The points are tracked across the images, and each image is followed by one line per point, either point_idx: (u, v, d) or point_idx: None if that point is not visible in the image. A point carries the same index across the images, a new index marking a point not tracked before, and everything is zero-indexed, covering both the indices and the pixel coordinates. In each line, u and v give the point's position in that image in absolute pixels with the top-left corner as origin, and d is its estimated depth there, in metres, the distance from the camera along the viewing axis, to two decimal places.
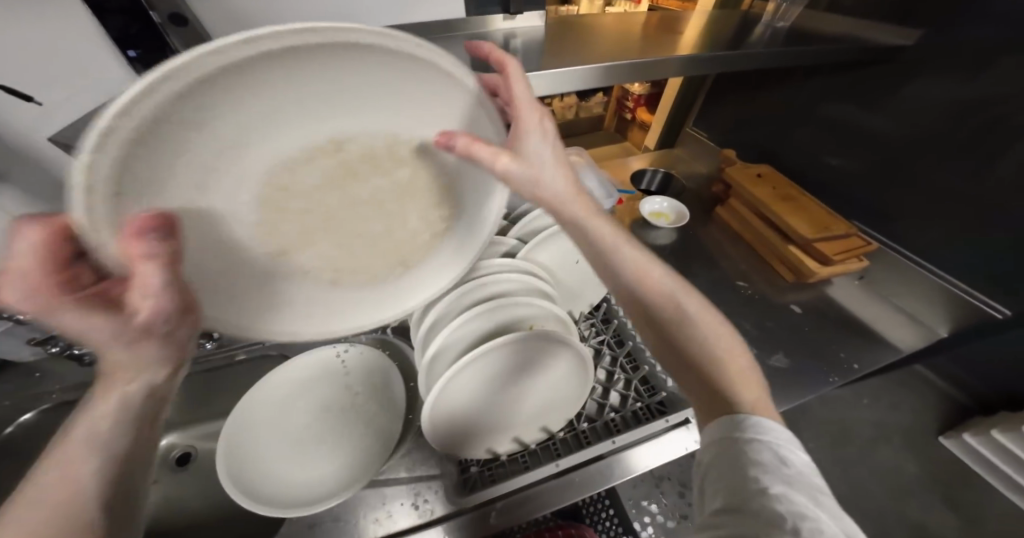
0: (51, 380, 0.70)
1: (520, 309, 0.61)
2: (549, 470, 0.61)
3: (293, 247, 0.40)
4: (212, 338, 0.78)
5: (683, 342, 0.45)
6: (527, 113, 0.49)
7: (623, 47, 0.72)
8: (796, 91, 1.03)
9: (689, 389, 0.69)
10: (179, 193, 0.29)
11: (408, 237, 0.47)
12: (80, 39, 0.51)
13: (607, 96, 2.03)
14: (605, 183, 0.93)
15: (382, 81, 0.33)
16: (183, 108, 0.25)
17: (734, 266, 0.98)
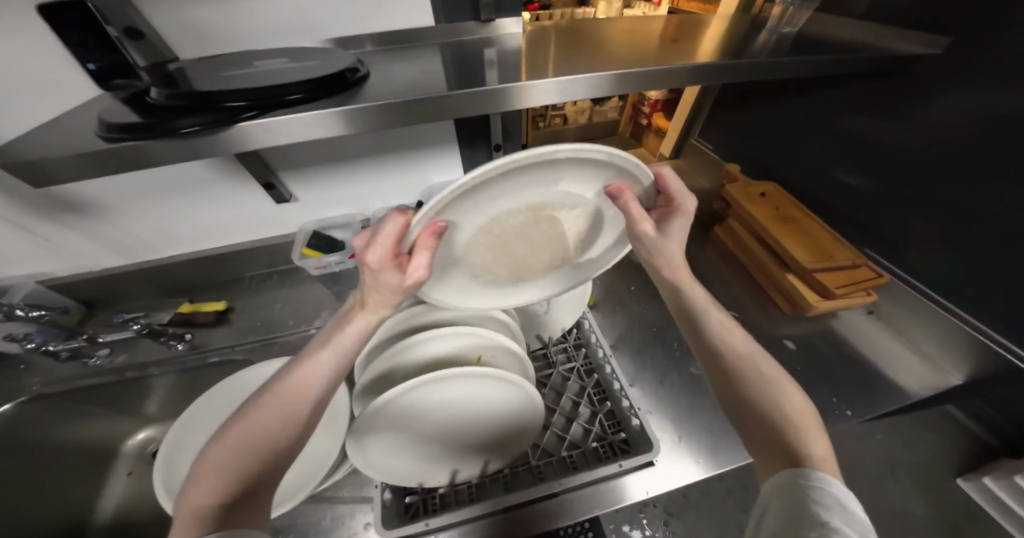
0: (34, 373, 0.74)
1: (466, 339, 0.58)
2: (487, 509, 0.59)
3: (482, 253, 0.56)
4: (185, 339, 0.81)
5: (755, 399, 0.44)
6: (681, 200, 0.55)
7: (608, 55, 0.66)
8: (808, 103, 0.94)
9: (652, 434, 0.64)
10: (459, 211, 0.47)
11: (536, 261, 0.62)
12: (35, 51, 0.51)
13: (623, 102, 1.98)
14: None
15: (583, 171, 0.49)
16: (494, 173, 0.43)
17: (726, 292, 0.91)
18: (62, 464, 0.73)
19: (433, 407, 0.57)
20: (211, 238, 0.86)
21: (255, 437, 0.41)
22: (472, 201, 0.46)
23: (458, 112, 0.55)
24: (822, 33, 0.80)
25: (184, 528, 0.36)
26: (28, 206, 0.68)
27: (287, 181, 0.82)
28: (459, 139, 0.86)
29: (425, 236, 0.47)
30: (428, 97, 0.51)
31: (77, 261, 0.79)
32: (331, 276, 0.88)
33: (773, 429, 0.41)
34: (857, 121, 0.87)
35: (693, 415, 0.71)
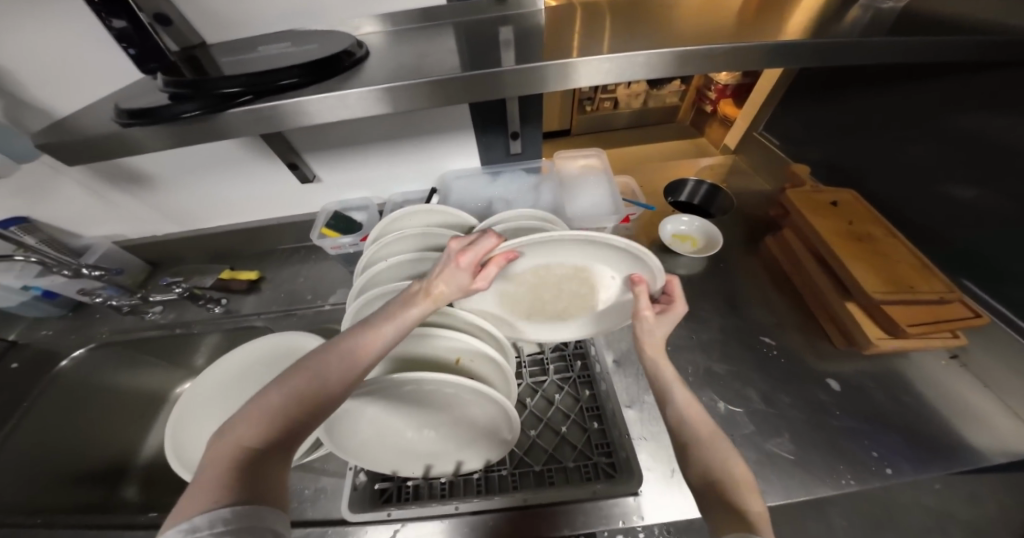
0: (104, 323, 0.88)
1: (444, 339, 0.56)
2: (448, 510, 0.57)
3: (508, 283, 0.62)
4: (221, 303, 0.90)
5: (699, 459, 0.40)
6: (677, 304, 0.54)
7: (646, 33, 0.56)
8: (908, 91, 0.75)
9: (637, 466, 0.60)
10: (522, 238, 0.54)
11: (543, 311, 0.64)
12: (77, 39, 0.57)
13: (685, 85, 1.82)
14: (612, 195, 0.80)
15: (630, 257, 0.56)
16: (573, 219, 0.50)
17: (764, 313, 0.78)
18: (122, 403, 0.86)
19: (405, 403, 0.56)
20: (247, 212, 0.93)
21: (304, 393, 0.38)
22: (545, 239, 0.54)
23: (454, 100, 0.52)
24: (934, 4, 0.62)
25: (220, 467, 0.32)
26: (99, 179, 0.78)
27: (311, 162, 0.86)
28: (474, 125, 0.82)
29: (500, 257, 0.53)
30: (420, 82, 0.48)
31: (141, 227, 0.91)
32: (346, 256, 0.91)
33: (720, 500, 0.35)
34: (977, 119, 0.68)
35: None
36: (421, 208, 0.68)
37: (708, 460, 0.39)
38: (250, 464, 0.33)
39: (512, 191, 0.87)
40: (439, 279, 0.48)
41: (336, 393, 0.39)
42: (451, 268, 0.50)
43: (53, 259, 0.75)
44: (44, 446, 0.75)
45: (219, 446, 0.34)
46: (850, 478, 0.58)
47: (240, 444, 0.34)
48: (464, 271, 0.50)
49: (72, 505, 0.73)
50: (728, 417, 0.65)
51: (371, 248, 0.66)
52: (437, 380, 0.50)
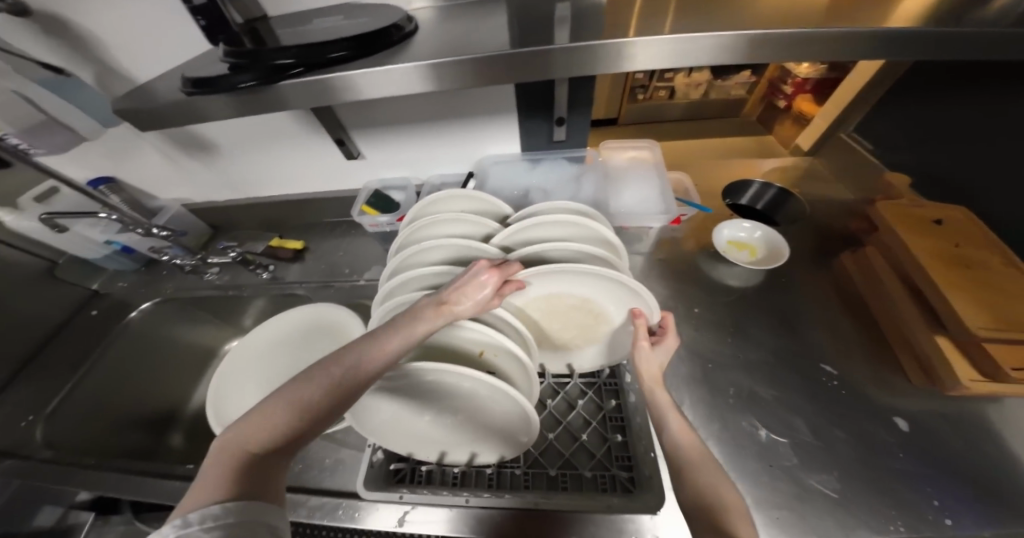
0: (170, 279, 0.96)
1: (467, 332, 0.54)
2: (457, 501, 0.57)
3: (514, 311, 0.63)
4: (269, 270, 0.95)
5: (692, 486, 0.39)
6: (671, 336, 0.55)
7: (729, 10, 0.49)
8: None
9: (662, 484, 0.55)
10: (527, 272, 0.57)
11: (549, 339, 0.64)
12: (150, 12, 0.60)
13: (756, 76, 1.69)
14: (664, 193, 0.73)
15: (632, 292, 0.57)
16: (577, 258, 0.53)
17: (826, 337, 0.69)
18: (178, 356, 0.95)
19: (422, 391, 0.56)
20: (298, 184, 0.97)
21: (304, 413, 0.36)
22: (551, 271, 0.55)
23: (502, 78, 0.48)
24: None
25: (224, 465, 0.33)
26: (172, 145, 0.85)
27: (357, 139, 0.87)
28: (517, 107, 0.78)
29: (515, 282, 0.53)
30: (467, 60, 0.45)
31: (206, 192, 0.98)
32: (383, 234, 0.93)
33: (713, 522, 0.34)
34: None
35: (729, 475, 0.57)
36: (458, 193, 0.65)
37: (704, 487, 0.38)
38: (251, 469, 0.33)
39: (553, 180, 0.82)
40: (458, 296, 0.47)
41: (331, 407, 0.37)
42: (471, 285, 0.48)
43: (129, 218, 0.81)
44: (108, 389, 0.84)
45: (224, 443, 0.34)
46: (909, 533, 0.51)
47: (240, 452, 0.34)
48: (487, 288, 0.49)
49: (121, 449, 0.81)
50: (768, 446, 0.59)
51: (404, 231, 0.63)
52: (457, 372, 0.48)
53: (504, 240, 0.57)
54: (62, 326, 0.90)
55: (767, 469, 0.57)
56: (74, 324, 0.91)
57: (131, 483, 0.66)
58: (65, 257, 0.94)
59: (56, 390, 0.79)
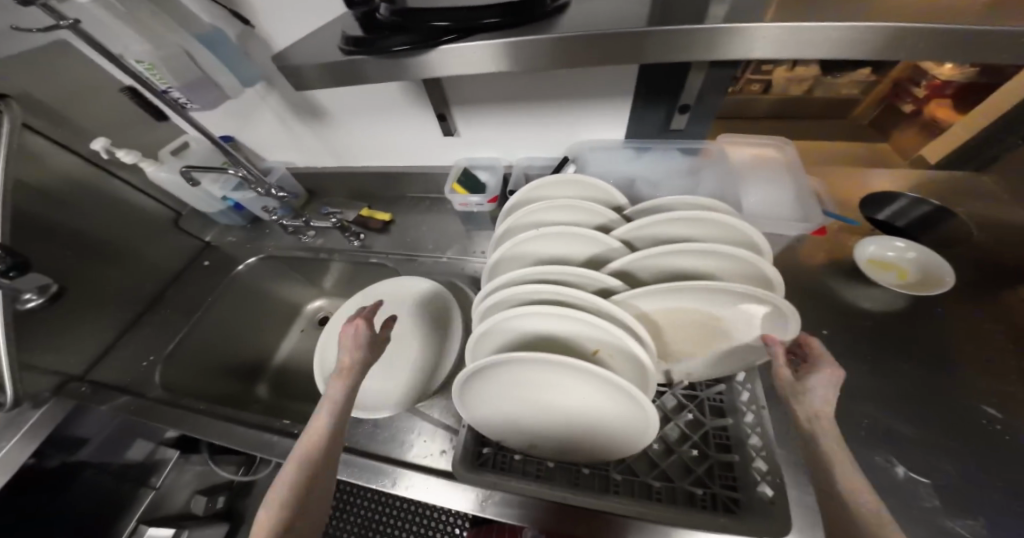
0: (270, 238, 1.02)
1: (576, 328, 0.48)
2: (552, 496, 0.54)
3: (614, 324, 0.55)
4: (359, 238, 0.98)
5: None
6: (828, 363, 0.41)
7: None
8: None
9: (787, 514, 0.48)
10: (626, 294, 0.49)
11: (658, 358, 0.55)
12: None
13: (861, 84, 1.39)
14: (803, 199, 0.65)
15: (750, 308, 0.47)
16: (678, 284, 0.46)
17: (989, 379, 0.58)
18: (271, 311, 1.02)
19: (524, 379, 0.51)
20: (392, 157, 0.98)
21: (306, 447, 0.45)
22: (655, 291, 0.47)
23: (670, 57, 0.41)
24: None
25: None
26: (288, 110, 0.88)
27: (456, 116, 0.86)
28: (636, 90, 0.72)
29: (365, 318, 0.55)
30: (641, 31, 0.39)
31: (309, 158, 1.02)
32: (469, 214, 0.92)
33: None
34: None
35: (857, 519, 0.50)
36: (573, 178, 0.60)
37: None
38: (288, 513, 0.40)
39: (660, 174, 0.75)
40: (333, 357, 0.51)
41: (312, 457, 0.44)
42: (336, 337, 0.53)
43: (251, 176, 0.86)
44: (214, 336, 0.91)
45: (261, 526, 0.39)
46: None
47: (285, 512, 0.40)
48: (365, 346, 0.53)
49: (217, 392, 0.87)
50: (912, 489, 0.51)
51: (514, 215, 0.60)
52: (580, 366, 0.44)
53: (625, 233, 0.52)
54: (179, 275, 0.99)
55: (907, 516, 0.49)
56: (189, 272, 0.99)
57: (234, 432, 0.70)
58: (186, 210, 1.04)
59: (174, 334, 0.87)
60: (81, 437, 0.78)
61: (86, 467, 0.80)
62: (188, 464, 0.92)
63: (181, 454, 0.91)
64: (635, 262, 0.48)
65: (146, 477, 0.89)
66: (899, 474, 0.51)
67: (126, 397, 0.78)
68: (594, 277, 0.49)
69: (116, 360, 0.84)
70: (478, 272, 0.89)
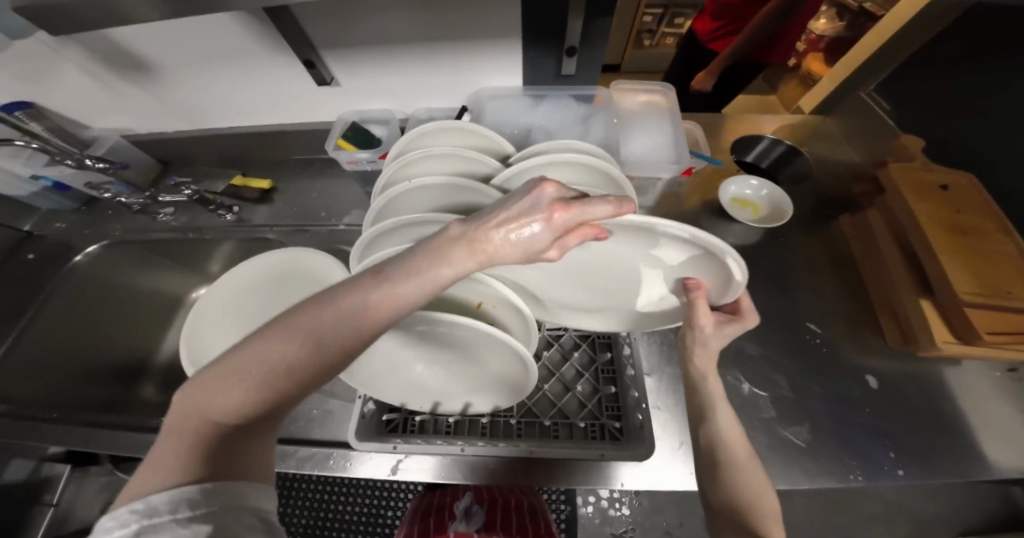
0: (118, 222, 0.86)
1: (455, 284, 0.49)
2: (454, 450, 0.59)
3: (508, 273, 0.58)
4: (233, 211, 0.87)
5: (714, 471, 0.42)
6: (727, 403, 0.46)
7: None
8: None
9: (650, 434, 0.59)
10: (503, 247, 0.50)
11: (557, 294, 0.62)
12: None
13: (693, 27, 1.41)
14: (676, 141, 0.70)
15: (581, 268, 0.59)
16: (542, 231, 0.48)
17: (807, 299, 0.72)
18: (140, 303, 0.87)
19: (409, 334, 0.54)
20: (266, 114, 0.86)
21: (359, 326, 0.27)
22: None
23: None
24: None
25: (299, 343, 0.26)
26: (99, 59, 0.72)
27: (329, 63, 0.76)
28: (522, 33, 0.69)
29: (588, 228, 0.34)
30: None
31: (151, 122, 0.87)
32: (363, 174, 0.84)
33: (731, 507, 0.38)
34: None
35: None
36: (457, 127, 0.58)
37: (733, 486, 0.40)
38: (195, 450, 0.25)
39: (554, 119, 0.76)
40: (513, 222, 0.31)
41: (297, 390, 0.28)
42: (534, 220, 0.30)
43: (56, 147, 0.69)
44: (60, 339, 0.76)
45: (215, 385, 0.26)
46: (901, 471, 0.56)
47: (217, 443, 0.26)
48: (550, 236, 0.31)
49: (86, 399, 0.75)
50: (748, 399, 0.62)
51: (388, 167, 0.57)
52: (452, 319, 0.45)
53: (501, 181, 0.51)
54: None
55: (742, 417, 0.61)
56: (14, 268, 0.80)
57: (108, 440, 0.61)
58: None
59: None
60: None
61: None
62: (87, 476, 0.89)
63: (76, 466, 0.87)
64: None
65: (38, 495, 0.83)
66: (744, 389, 0.63)
67: None
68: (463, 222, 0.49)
69: None
70: None
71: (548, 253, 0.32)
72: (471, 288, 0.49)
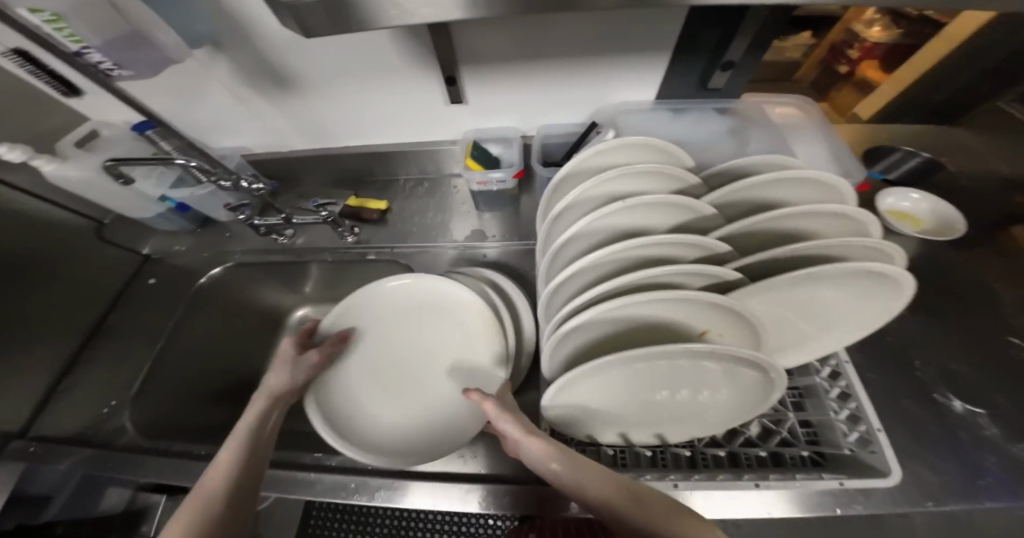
0: (233, 242, 0.84)
1: (691, 309, 0.45)
2: (666, 485, 0.53)
3: None
4: (354, 233, 0.84)
5: None
6: None
7: None
8: None
9: (887, 458, 0.53)
10: (739, 261, 0.46)
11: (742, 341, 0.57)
12: None
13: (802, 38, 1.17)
14: (837, 154, 0.69)
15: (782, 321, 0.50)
16: (796, 250, 0.43)
17: (995, 310, 0.66)
18: (248, 326, 0.84)
19: (610, 375, 0.49)
20: (387, 132, 0.85)
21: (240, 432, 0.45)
22: (766, 259, 0.44)
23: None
24: None
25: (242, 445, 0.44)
26: (249, 80, 0.72)
27: (466, 80, 0.75)
28: (676, 49, 0.68)
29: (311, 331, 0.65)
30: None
31: (272, 142, 0.86)
32: (487, 194, 0.82)
33: None
34: None
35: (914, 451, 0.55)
36: (647, 141, 0.54)
37: None
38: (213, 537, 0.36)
39: (701, 133, 0.75)
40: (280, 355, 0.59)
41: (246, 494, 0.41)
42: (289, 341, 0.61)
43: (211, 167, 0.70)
44: (183, 366, 0.73)
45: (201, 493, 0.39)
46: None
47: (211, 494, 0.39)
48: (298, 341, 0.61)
49: (208, 422, 0.71)
50: (962, 418, 0.57)
51: (582, 186, 0.53)
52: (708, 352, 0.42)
53: (719, 197, 0.49)
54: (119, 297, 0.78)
55: (965, 442, 0.55)
56: (133, 292, 0.78)
57: None
58: (111, 216, 0.81)
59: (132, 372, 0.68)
60: (39, 497, 0.64)
61: (59, 525, 0.66)
62: None
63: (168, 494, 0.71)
64: (744, 228, 0.46)
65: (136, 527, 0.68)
66: (959, 408, 0.58)
67: (85, 455, 0.59)
68: (699, 240, 0.45)
69: (60, 407, 0.64)
70: (505, 258, 0.81)
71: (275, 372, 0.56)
72: (705, 315, 0.45)
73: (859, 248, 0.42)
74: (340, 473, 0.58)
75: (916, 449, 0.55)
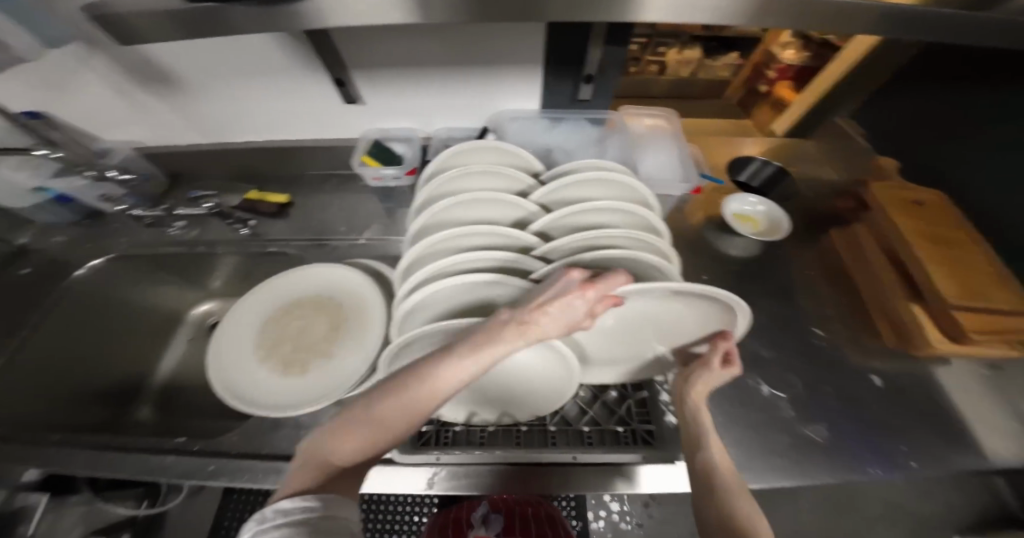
0: (119, 235, 0.84)
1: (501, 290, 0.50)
2: (501, 459, 0.59)
3: None
4: (249, 225, 0.85)
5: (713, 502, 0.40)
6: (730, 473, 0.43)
7: None
8: None
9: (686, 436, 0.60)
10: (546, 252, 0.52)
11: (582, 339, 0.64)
12: None
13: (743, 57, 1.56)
14: (684, 162, 0.78)
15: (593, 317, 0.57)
16: (585, 243, 0.50)
17: (812, 304, 0.76)
18: (140, 320, 0.85)
19: None
20: (286, 128, 0.87)
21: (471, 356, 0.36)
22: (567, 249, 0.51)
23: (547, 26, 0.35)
24: None
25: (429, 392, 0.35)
26: (127, 74, 0.73)
27: (357, 81, 0.78)
28: (546, 61, 0.74)
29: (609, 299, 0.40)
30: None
31: (164, 136, 0.86)
32: (385, 190, 0.85)
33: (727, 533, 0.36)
34: None
35: (725, 427, 0.63)
36: (493, 146, 0.61)
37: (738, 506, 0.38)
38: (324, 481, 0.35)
39: (573, 141, 0.82)
40: (550, 309, 0.38)
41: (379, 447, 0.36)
42: (561, 301, 0.38)
43: None
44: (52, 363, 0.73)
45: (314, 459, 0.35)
46: (874, 468, 0.59)
47: (346, 430, 0.35)
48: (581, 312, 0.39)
49: (82, 425, 0.72)
50: (768, 400, 0.65)
51: (431, 184, 0.58)
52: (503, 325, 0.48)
53: (544, 196, 0.56)
54: None
55: (766, 420, 0.64)
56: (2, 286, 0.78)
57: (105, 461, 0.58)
58: None
59: None
60: None
61: None
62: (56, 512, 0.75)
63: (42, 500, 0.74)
64: (552, 221, 0.52)
65: None
66: (761, 392, 0.66)
67: None
68: (511, 231, 0.51)
69: None
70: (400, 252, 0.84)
71: (584, 321, 0.39)
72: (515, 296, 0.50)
73: (637, 238, 0.50)
74: (198, 457, 0.58)
75: (724, 426, 0.63)
